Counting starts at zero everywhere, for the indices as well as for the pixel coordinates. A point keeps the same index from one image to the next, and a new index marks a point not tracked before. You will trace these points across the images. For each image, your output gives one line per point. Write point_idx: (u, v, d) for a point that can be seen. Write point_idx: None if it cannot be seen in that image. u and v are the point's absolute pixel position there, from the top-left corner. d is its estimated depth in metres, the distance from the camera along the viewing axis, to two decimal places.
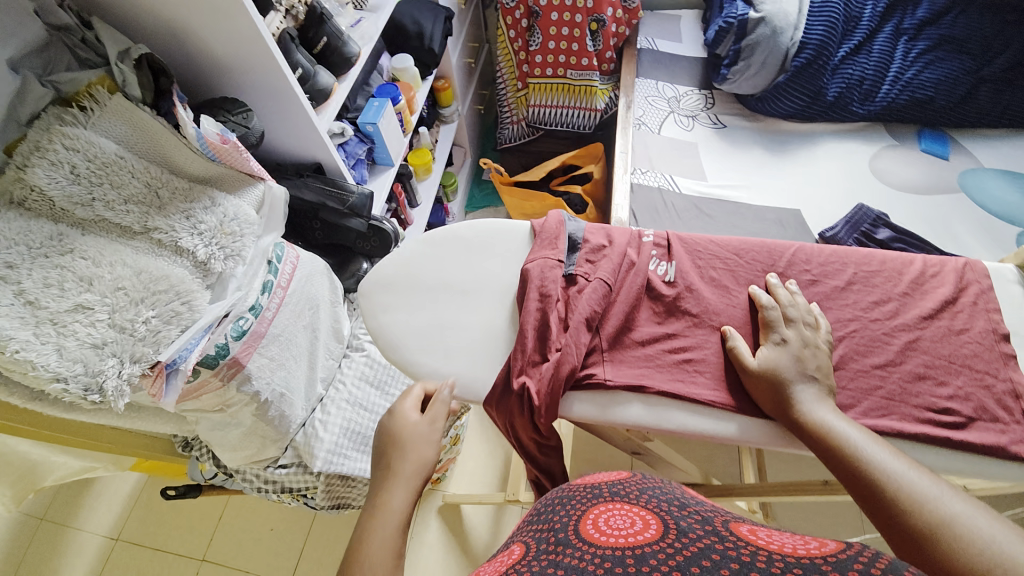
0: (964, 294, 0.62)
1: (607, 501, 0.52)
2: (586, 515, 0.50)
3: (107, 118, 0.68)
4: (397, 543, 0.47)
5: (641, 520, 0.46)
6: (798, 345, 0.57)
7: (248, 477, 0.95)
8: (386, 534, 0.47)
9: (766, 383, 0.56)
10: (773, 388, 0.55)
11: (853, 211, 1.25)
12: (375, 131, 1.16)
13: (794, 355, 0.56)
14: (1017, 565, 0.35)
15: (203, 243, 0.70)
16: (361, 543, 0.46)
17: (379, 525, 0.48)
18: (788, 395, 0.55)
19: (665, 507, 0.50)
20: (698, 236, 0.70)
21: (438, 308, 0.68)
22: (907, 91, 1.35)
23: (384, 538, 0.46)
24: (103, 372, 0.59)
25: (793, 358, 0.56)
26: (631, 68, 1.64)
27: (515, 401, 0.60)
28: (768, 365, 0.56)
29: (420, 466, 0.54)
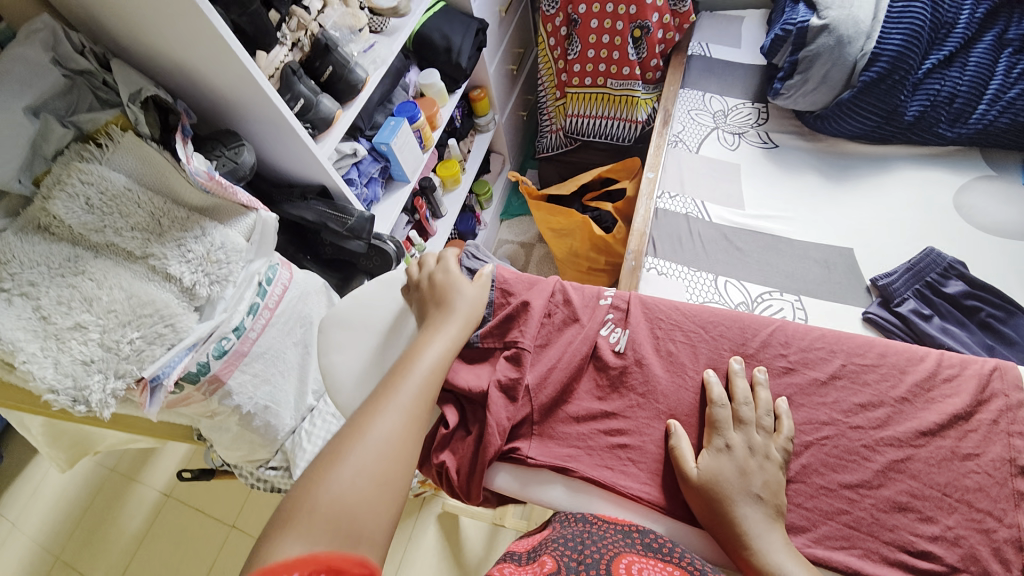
0: (983, 408, 0.51)
1: (640, 554, 0.47)
2: (619, 557, 0.46)
3: (120, 153, 0.75)
4: (437, 366, 0.58)
5: None
6: (744, 454, 0.50)
7: (245, 472, 1.03)
8: (428, 361, 0.58)
9: (703, 496, 0.50)
10: (708, 502, 0.49)
11: (919, 257, 1.06)
12: (389, 151, 1.18)
13: (737, 466, 0.49)
14: None
15: (189, 270, 0.77)
16: (409, 361, 0.58)
17: (426, 353, 0.58)
18: (725, 512, 0.48)
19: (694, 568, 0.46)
20: (664, 301, 0.65)
21: (389, 355, 0.68)
22: (1010, 112, 1.11)
23: (424, 366, 0.57)
24: (88, 386, 0.67)
25: (736, 469, 0.49)
26: (676, 77, 1.52)
27: (435, 474, 0.59)
28: (709, 475, 0.50)
29: (469, 315, 0.63)
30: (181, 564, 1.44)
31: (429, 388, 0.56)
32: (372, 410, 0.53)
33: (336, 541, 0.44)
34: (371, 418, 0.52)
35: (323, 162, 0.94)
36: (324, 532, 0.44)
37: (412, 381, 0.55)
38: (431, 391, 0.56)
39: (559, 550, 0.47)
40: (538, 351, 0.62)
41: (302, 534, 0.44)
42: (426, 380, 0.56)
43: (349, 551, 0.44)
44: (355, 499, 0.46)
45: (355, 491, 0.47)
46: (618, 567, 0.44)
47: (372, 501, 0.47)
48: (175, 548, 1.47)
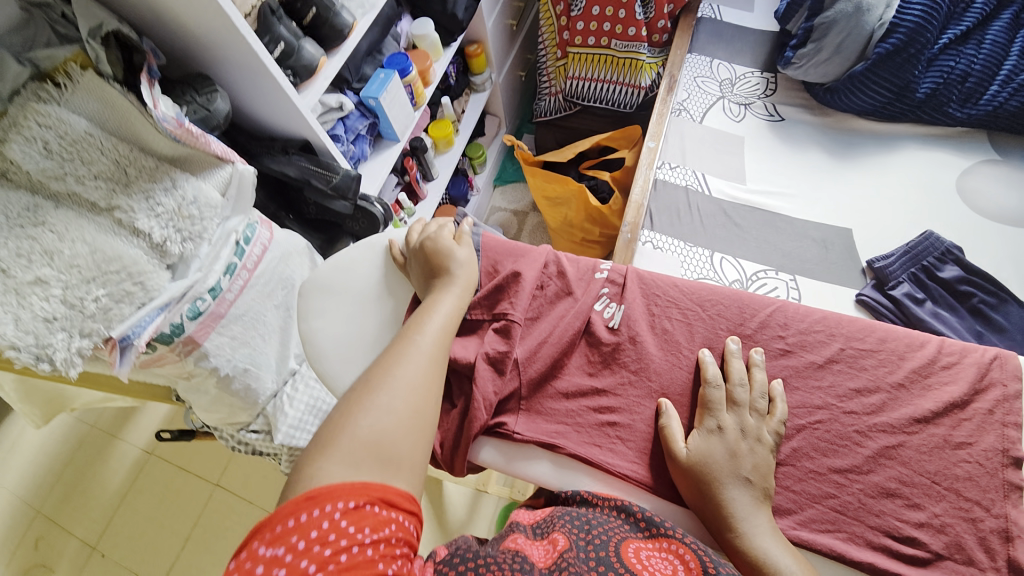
0: (979, 397, 0.50)
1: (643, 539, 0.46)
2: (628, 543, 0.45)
3: (80, 95, 0.68)
4: (453, 312, 0.57)
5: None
6: (736, 436, 0.49)
7: (226, 435, 1.02)
8: (445, 307, 0.57)
9: (691, 475, 0.49)
10: (696, 484, 0.48)
11: (918, 240, 1.05)
12: (377, 106, 1.11)
13: (728, 448, 0.48)
14: None
15: (159, 225, 0.72)
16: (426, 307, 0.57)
17: (440, 299, 0.57)
18: (713, 496, 0.47)
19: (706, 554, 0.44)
20: (662, 276, 0.62)
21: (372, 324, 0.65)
22: (1023, 94, 1.07)
23: (442, 312, 0.56)
24: (51, 344, 0.63)
25: (727, 451, 0.48)
26: (684, 41, 1.44)
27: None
28: (699, 454, 0.49)
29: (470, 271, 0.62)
30: (165, 520, 1.45)
31: (449, 332, 0.55)
32: (395, 352, 0.52)
33: (376, 469, 0.43)
34: (396, 359, 0.51)
35: (305, 114, 0.88)
36: (365, 459, 0.43)
37: (432, 326, 0.54)
38: (450, 335, 0.56)
39: (569, 530, 0.46)
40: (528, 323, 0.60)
41: (343, 461, 0.43)
42: (444, 326, 0.56)
43: (391, 479, 0.44)
44: (391, 432, 0.46)
45: (389, 424, 0.46)
46: (627, 553, 0.44)
47: (407, 434, 0.47)
48: (159, 505, 1.47)
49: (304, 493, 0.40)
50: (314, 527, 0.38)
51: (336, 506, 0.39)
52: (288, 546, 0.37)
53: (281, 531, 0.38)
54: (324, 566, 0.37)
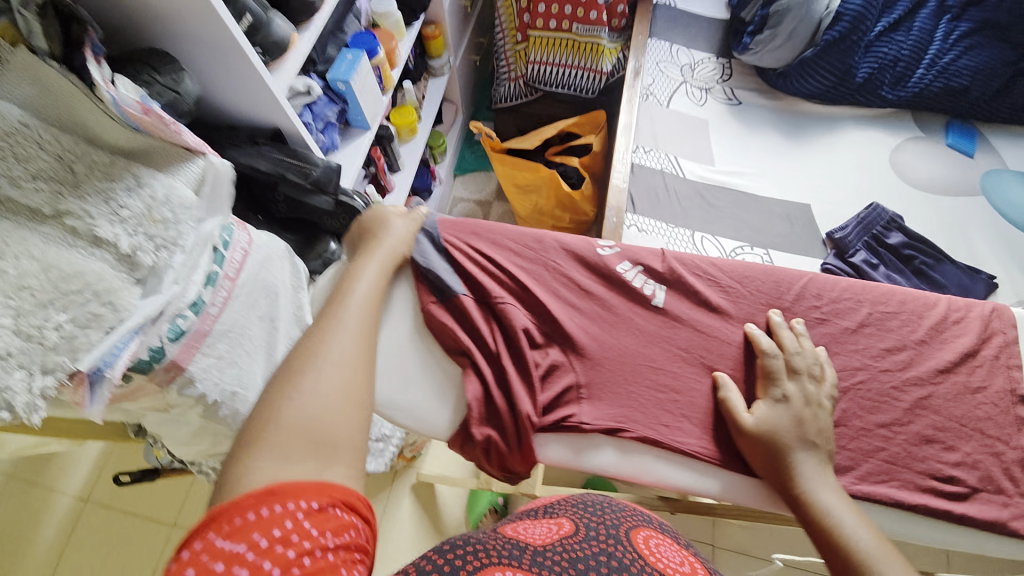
0: (986, 346, 0.57)
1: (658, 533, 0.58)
2: (638, 530, 0.57)
3: (10, 78, 0.56)
4: (378, 290, 0.56)
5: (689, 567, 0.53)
6: (800, 403, 0.52)
7: (205, 468, 0.92)
8: (369, 285, 0.56)
9: (756, 444, 0.51)
10: (768, 453, 0.50)
11: (866, 211, 1.16)
12: (347, 91, 1.02)
13: (794, 416, 0.51)
14: None
15: (126, 233, 0.60)
16: (349, 285, 0.55)
17: (359, 278, 0.55)
18: (785, 462, 0.50)
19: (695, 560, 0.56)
20: (698, 256, 0.64)
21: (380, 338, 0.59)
22: (942, 78, 1.23)
23: (366, 289, 0.55)
24: (8, 388, 0.52)
25: (793, 419, 0.51)
26: (644, 27, 1.46)
27: (480, 452, 0.54)
28: (763, 423, 0.51)
29: (403, 245, 0.60)
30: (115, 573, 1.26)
31: (375, 310, 0.54)
32: (321, 334, 0.50)
33: (311, 457, 0.41)
34: (320, 342, 0.49)
35: (279, 98, 0.78)
36: (298, 450, 0.41)
37: (356, 306, 0.53)
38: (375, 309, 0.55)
39: (582, 516, 0.58)
40: (542, 302, 0.59)
41: (273, 456, 0.40)
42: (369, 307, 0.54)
43: (330, 464, 0.41)
44: (321, 413, 0.44)
45: (317, 410, 0.44)
46: (636, 536, 0.56)
47: (338, 415, 0.45)
48: (106, 556, 1.28)
49: (262, 487, 0.37)
50: (275, 525, 0.35)
51: (297, 505, 0.37)
52: (250, 544, 0.34)
53: (241, 525, 0.35)
54: (290, 569, 0.34)
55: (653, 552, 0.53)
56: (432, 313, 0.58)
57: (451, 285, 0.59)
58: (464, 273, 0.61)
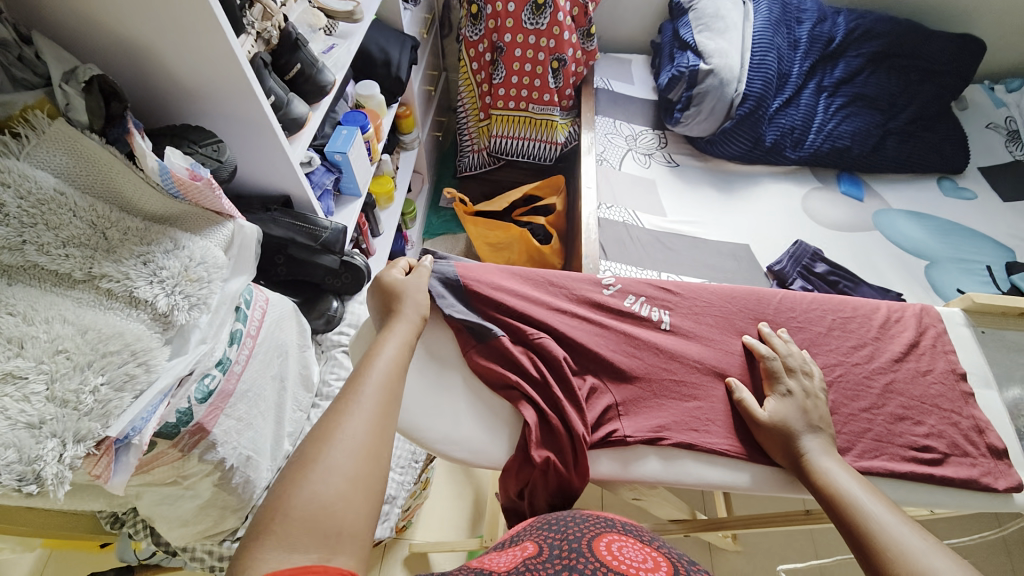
0: (924, 337, 0.72)
1: (620, 532, 0.56)
2: (601, 535, 0.54)
3: (44, 148, 0.58)
4: (399, 357, 0.55)
5: (654, 562, 0.51)
6: (802, 396, 0.61)
7: (199, 555, 0.84)
8: (391, 350, 0.55)
9: (764, 431, 0.60)
10: (783, 440, 0.58)
11: (794, 247, 1.38)
12: (343, 161, 1.09)
13: (800, 406, 0.60)
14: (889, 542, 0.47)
15: (164, 292, 0.61)
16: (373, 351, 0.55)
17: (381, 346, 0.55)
18: (797, 447, 0.58)
19: (677, 560, 0.54)
20: (693, 283, 0.75)
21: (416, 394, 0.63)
22: (830, 140, 1.55)
23: (386, 357, 0.54)
24: (40, 459, 0.49)
25: (799, 409, 0.60)
26: (590, 105, 1.70)
27: (539, 475, 0.59)
28: (772, 412, 0.60)
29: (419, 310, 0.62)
30: None
31: (394, 378, 0.52)
32: (343, 403, 0.49)
33: (314, 547, 0.39)
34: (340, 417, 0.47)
35: (296, 166, 0.83)
36: (301, 539, 0.39)
37: (376, 372, 0.52)
38: (395, 378, 0.53)
39: (544, 535, 0.54)
40: (572, 333, 0.67)
41: (280, 544, 0.38)
42: (387, 377, 0.52)
43: (332, 556, 0.39)
44: (334, 498, 0.41)
45: (332, 495, 0.42)
46: (602, 543, 0.52)
47: (351, 499, 0.42)
48: None
49: None
50: None
51: None
52: None
53: None
54: None
55: (625, 558, 0.50)
56: (477, 355, 0.64)
57: (490, 329, 0.65)
58: (497, 317, 0.67)
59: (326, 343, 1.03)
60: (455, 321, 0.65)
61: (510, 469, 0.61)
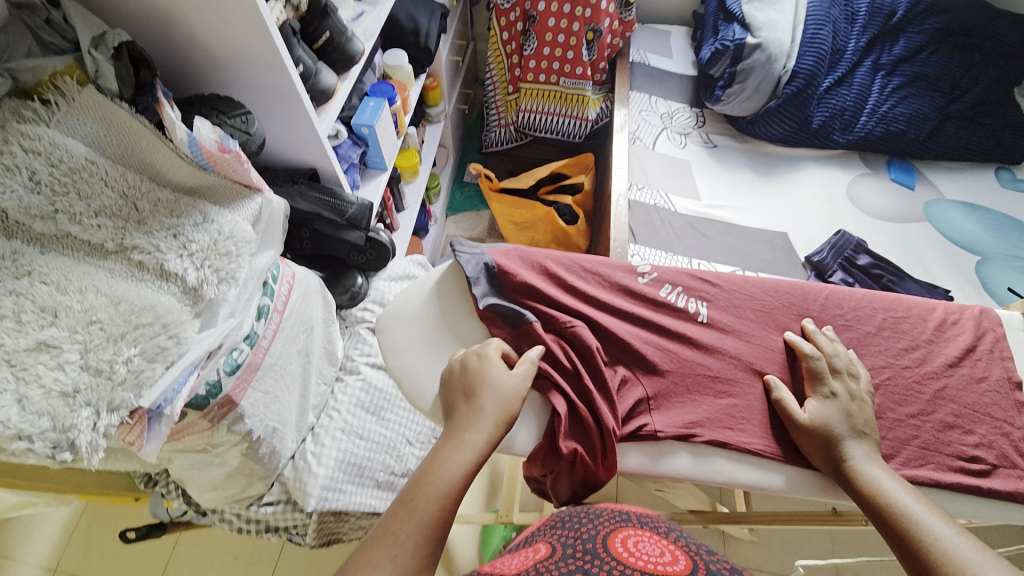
0: (981, 341, 0.67)
1: (637, 526, 0.55)
2: (616, 531, 0.52)
3: (74, 115, 0.56)
4: (459, 488, 0.49)
5: (672, 554, 0.49)
6: (846, 398, 0.58)
7: (227, 516, 0.87)
8: (453, 475, 0.49)
9: (803, 434, 0.57)
10: (824, 444, 0.56)
11: (836, 237, 1.30)
12: (370, 134, 1.06)
13: (843, 409, 0.57)
14: (942, 552, 0.45)
15: (194, 266, 0.61)
16: (434, 468, 0.50)
17: (443, 470, 0.49)
18: (838, 452, 0.55)
19: (696, 549, 0.52)
20: (734, 275, 0.71)
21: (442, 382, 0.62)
22: (883, 123, 1.44)
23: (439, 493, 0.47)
24: (74, 427, 0.50)
25: (843, 413, 0.57)
26: (625, 80, 1.61)
27: (566, 466, 0.58)
28: (812, 413, 0.58)
29: (497, 415, 0.54)
30: None
31: (437, 527, 0.46)
32: (387, 535, 0.44)
33: None
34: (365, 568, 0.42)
35: (324, 139, 0.81)
36: None
37: (428, 506, 0.46)
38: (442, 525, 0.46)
39: (558, 536, 0.52)
40: (605, 323, 0.65)
41: None
42: (433, 523, 0.46)
43: None
44: None
45: None
46: (619, 539, 0.51)
47: None
48: None
49: None
50: None
51: None
52: None
53: None
54: None
55: (642, 553, 0.49)
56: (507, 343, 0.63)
57: (523, 316, 0.63)
58: (529, 303, 0.65)
59: (350, 319, 1.03)
60: (485, 309, 0.64)
61: (536, 458, 0.59)
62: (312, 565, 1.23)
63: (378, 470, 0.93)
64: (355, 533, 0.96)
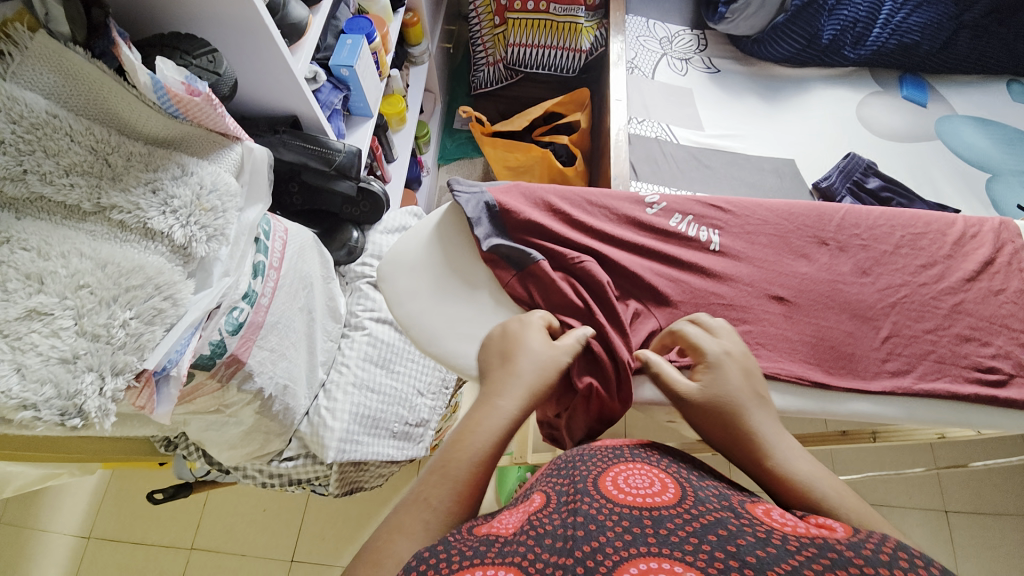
0: (1001, 254, 0.65)
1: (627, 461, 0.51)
2: (605, 472, 0.48)
3: (30, 65, 0.52)
4: (491, 454, 0.46)
5: (662, 487, 0.46)
6: (736, 357, 0.53)
7: (250, 473, 0.89)
8: (483, 441, 0.46)
9: (709, 419, 0.49)
10: (723, 418, 0.48)
11: (845, 160, 1.25)
12: (351, 76, 0.99)
13: (740, 371, 0.51)
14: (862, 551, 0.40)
15: (179, 223, 0.57)
16: (467, 431, 0.47)
17: (476, 435, 0.47)
18: (739, 425, 0.48)
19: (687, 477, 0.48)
20: (747, 200, 0.68)
21: (454, 327, 0.61)
22: (895, 36, 1.35)
23: (473, 458, 0.45)
24: (80, 393, 0.49)
25: (742, 375, 0.51)
26: (619, 3, 1.49)
27: (580, 401, 0.57)
28: (709, 390, 0.50)
29: (533, 382, 0.51)
30: None
31: (469, 492, 0.44)
32: (420, 501, 0.43)
33: None
34: (398, 534, 0.41)
35: (301, 81, 0.75)
36: None
37: (460, 471, 0.45)
38: (474, 490, 0.45)
39: (552, 484, 0.49)
40: (613, 258, 0.63)
41: None
42: (463, 488, 0.44)
43: None
44: None
45: None
46: (606, 483, 0.47)
47: None
48: None
49: None
50: None
51: None
52: None
53: None
54: None
55: (630, 492, 0.45)
56: (514, 286, 0.61)
57: (529, 256, 0.61)
58: (533, 242, 0.63)
59: (349, 275, 1.01)
60: (488, 252, 0.62)
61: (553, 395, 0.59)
62: (338, 514, 1.29)
63: (392, 420, 0.94)
64: (375, 481, 0.99)
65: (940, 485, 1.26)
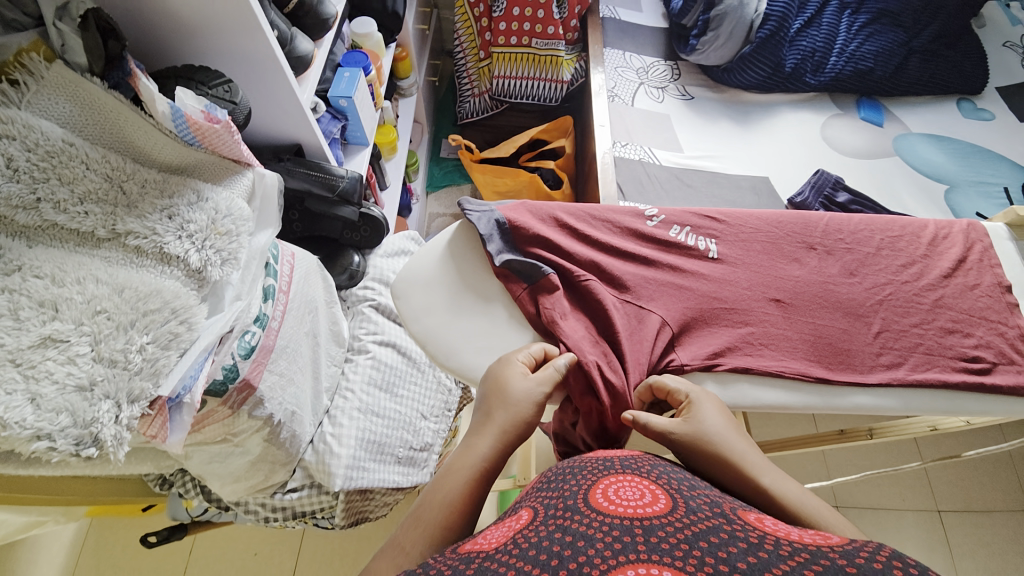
0: (971, 252, 0.70)
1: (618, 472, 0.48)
2: (596, 483, 0.46)
3: (46, 95, 0.52)
4: (466, 497, 0.47)
5: (653, 497, 0.43)
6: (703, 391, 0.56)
7: (251, 508, 0.86)
8: (457, 486, 0.47)
9: (702, 455, 0.49)
10: (712, 446, 0.49)
11: (815, 177, 1.31)
12: (349, 106, 1.02)
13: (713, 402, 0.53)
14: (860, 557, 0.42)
15: (194, 247, 0.58)
16: (443, 478, 0.48)
17: (449, 479, 0.48)
18: (728, 453, 0.48)
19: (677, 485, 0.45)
20: (739, 212, 0.72)
21: (467, 342, 0.63)
22: (852, 62, 1.47)
23: (446, 500, 0.46)
24: (97, 420, 0.48)
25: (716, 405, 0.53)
26: (597, 37, 1.59)
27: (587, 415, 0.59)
28: (688, 422, 0.51)
29: (508, 421, 0.51)
30: None
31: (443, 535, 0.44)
32: (396, 546, 0.43)
33: None
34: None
35: (307, 110, 0.77)
36: None
37: (432, 516, 0.45)
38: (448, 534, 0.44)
39: (541, 499, 0.47)
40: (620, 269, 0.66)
41: None
42: (437, 531, 0.44)
43: None
44: None
45: None
46: (596, 493, 0.44)
47: None
48: None
49: None
50: None
51: None
52: None
53: None
54: None
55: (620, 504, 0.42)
56: (525, 299, 0.63)
57: (541, 269, 0.64)
58: (543, 257, 0.65)
59: (351, 299, 1.02)
60: (501, 267, 0.64)
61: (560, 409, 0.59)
62: (335, 552, 1.24)
63: (397, 445, 0.93)
64: (380, 510, 0.97)
65: (930, 484, 1.30)
